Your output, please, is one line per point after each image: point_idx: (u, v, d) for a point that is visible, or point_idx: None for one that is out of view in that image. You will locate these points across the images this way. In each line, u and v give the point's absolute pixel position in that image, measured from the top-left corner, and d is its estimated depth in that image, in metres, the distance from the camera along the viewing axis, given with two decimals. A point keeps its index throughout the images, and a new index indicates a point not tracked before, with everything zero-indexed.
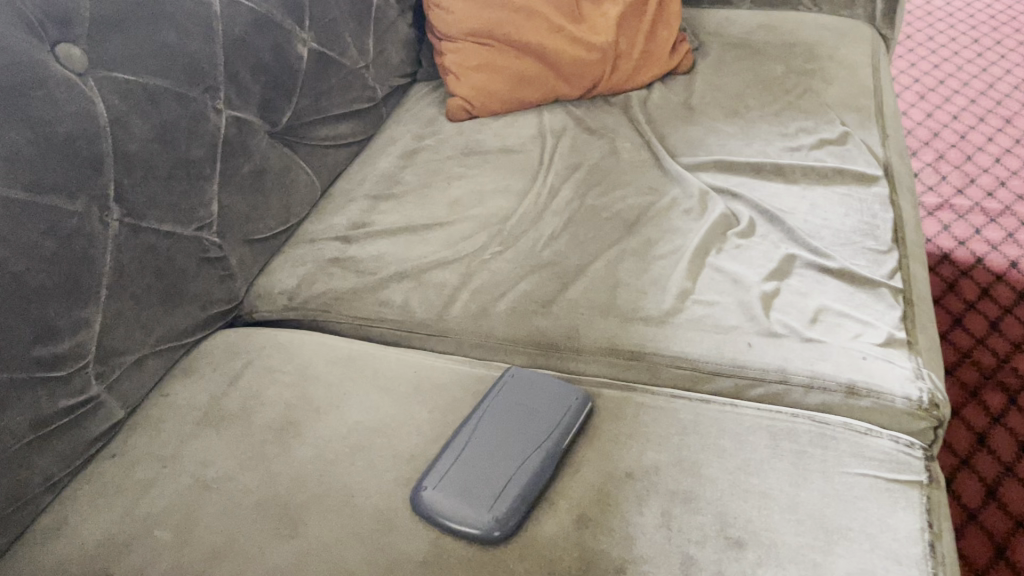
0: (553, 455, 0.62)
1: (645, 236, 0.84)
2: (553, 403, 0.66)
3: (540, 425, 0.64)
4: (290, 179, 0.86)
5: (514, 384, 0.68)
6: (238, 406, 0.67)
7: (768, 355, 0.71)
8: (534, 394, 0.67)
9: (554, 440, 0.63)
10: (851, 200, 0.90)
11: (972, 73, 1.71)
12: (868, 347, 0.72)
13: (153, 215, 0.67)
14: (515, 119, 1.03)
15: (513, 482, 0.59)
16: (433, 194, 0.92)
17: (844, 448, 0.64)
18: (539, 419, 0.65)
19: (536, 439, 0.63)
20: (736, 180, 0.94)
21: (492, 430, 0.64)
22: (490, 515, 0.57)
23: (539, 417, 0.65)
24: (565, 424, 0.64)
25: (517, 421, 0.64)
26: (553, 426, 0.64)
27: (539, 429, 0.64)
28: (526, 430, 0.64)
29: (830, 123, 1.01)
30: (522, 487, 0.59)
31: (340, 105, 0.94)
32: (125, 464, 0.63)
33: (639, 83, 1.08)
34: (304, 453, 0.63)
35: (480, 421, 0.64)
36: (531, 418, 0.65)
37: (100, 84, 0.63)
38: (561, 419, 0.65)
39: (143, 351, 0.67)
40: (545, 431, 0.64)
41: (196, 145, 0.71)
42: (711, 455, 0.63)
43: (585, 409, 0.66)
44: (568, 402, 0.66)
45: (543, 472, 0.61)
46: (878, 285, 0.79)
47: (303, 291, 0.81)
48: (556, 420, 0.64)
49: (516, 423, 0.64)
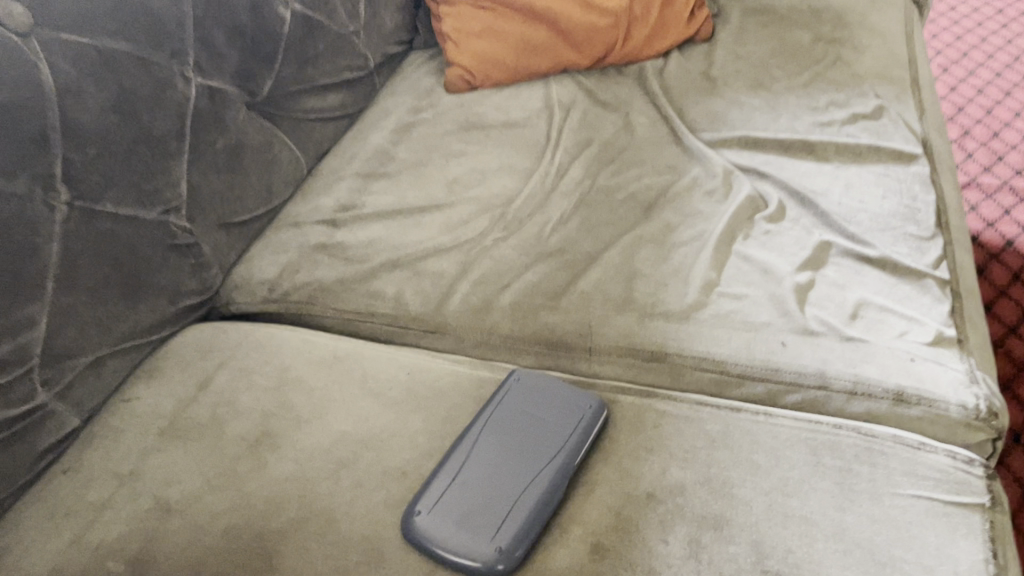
0: (565, 475, 0.54)
1: (663, 220, 0.76)
2: (565, 412, 0.59)
3: (549, 440, 0.56)
4: (271, 156, 0.78)
5: (518, 392, 0.60)
6: (209, 415, 0.60)
7: (805, 356, 0.63)
8: (542, 403, 0.59)
9: (565, 457, 0.55)
10: (889, 180, 0.82)
11: (998, 44, 1.62)
12: (916, 347, 0.65)
13: (110, 198, 0.59)
14: (519, 91, 0.95)
15: (519, 507, 0.52)
16: (430, 173, 0.83)
17: (894, 466, 0.56)
18: (548, 433, 0.57)
19: (545, 455, 0.55)
20: (762, 158, 0.86)
21: (494, 446, 0.56)
22: (493, 548, 0.50)
23: (548, 431, 0.57)
24: (579, 437, 0.57)
25: (524, 435, 0.57)
26: (564, 441, 0.56)
27: (548, 444, 0.56)
28: (533, 446, 0.56)
29: (863, 95, 0.93)
30: (528, 513, 0.52)
31: (328, 74, 0.86)
32: (77, 481, 0.56)
33: (654, 52, 0.99)
34: (281, 470, 0.56)
35: (482, 433, 0.57)
36: (539, 432, 0.57)
37: (47, 47, 0.54)
38: (572, 431, 0.57)
39: (99, 353, 0.60)
40: (556, 445, 0.56)
41: (161, 118, 0.63)
42: (744, 473, 0.56)
43: (601, 418, 0.59)
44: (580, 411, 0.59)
45: (554, 494, 0.53)
46: (924, 276, 0.71)
47: (285, 281, 0.73)
48: (567, 433, 0.57)
49: (523, 437, 0.57)
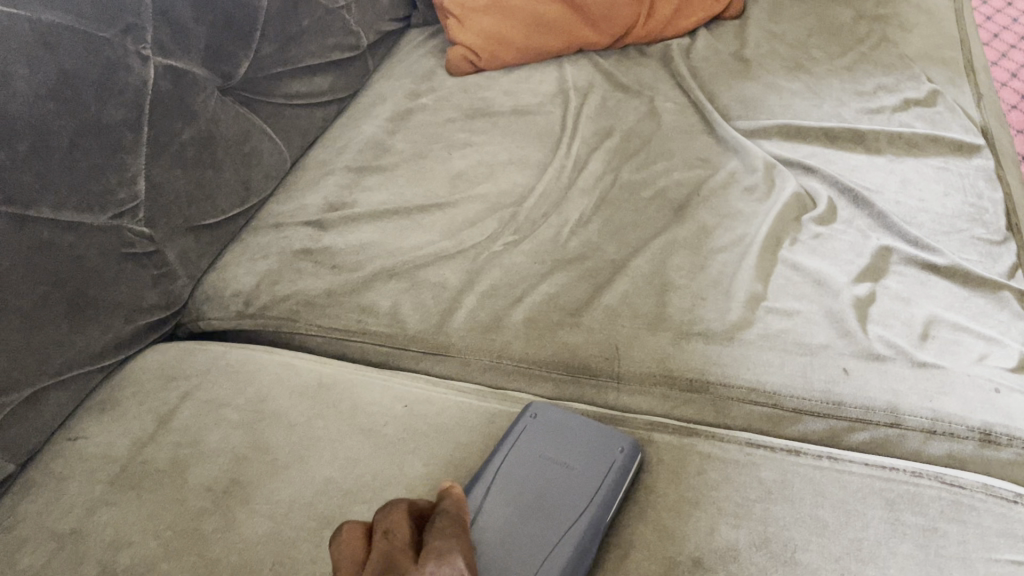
0: (596, 535, 0.45)
1: (698, 221, 0.67)
2: (592, 456, 0.49)
3: (576, 489, 0.47)
4: (248, 148, 0.68)
5: (538, 428, 0.51)
6: (168, 459, 0.51)
7: (872, 387, 0.54)
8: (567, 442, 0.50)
9: (595, 512, 0.45)
10: (950, 175, 0.72)
11: None
12: (999, 374, 0.55)
13: (48, 200, 0.49)
14: (530, 73, 0.85)
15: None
16: (431, 166, 0.74)
17: (988, 524, 0.47)
18: (574, 479, 0.48)
19: (571, 510, 0.46)
20: (805, 150, 0.76)
21: (510, 496, 0.47)
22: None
23: (574, 477, 0.48)
24: (610, 486, 0.47)
25: (543, 486, 0.47)
26: (593, 492, 0.47)
27: (573, 495, 0.47)
28: (556, 496, 0.47)
29: (914, 79, 0.83)
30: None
31: (316, 54, 0.76)
32: (8, 544, 0.47)
33: (680, 31, 0.89)
34: (253, 530, 0.47)
35: (494, 483, 0.47)
36: (563, 479, 0.48)
37: None
38: (603, 480, 0.47)
39: (38, 387, 0.50)
40: (583, 497, 0.46)
41: (113, 104, 0.53)
42: (808, 533, 0.46)
43: (635, 462, 0.49)
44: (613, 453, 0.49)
45: (583, 559, 0.43)
46: (1000, 287, 0.62)
47: (265, 293, 0.63)
48: (597, 482, 0.47)
49: (542, 489, 0.47)
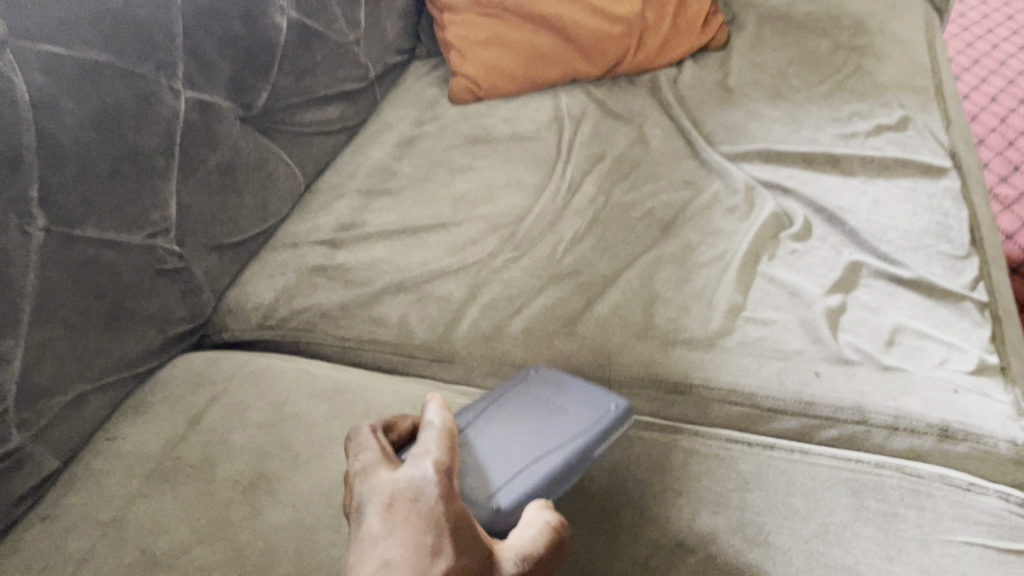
0: (566, 466, 0.48)
1: (683, 239, 0.72)
2: (587, 404, 0.52)
3: (569, 414, 0.51)
4: (267, 173, 0.74)
5: (538, 380, 0.55)
6: (199, 455, 0.55)
7: (841, 388, 0.59)
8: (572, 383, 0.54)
9: (573, 447, 0.49)
10: (918, 196, 0.77)
11: (1012, 50, 1.55)
12: (958, 377, 0.60)
13: (91, 221, 0.54)
14: (528, 102, 0.90)
15: (503, 492, 0.46)
16: (436, 189, 0.79)
17: (944, 509, 0.52)
18: (570, 407, 0.52)
19: (550, 441, 0.49)
20: (785, 172, 0.81)
21: (500, 421, 0.51)
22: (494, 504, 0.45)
23: (570, 406, 0.52)
24: (594, 428, 0.50)
25: (531, 420, 0.51)
26: (577, 430, 0.50)
27: (565, 420, 0.51)
28: (551, 419, 0.51)
29: (887, 106, 0.88)
30: (524, 491, 0.46)
31: (328, 85, 0.82)
32: (55, 531, 0.51)
33: (667, 61, 0.94)
34: (278, 517, 0.51)
35: (485, 413, 0.52)
36: (560, 407, 0.52)
37: (21, 58, 0.50)
38: (591, 423, 0.51)
39: (80, 390, 0.55)
40: (566, 432, 0.50)
41: (147, 132, 0.59)
42: (781, 517, 0.51)
43: (627, 415, 0.52)
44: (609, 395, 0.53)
45: (548, 486, 0.47)
46: (961, 298, 0.67)
47: (283, 306, 0.68)
48: (584, 424, 0.50)
49: (530, 422, 0.51)
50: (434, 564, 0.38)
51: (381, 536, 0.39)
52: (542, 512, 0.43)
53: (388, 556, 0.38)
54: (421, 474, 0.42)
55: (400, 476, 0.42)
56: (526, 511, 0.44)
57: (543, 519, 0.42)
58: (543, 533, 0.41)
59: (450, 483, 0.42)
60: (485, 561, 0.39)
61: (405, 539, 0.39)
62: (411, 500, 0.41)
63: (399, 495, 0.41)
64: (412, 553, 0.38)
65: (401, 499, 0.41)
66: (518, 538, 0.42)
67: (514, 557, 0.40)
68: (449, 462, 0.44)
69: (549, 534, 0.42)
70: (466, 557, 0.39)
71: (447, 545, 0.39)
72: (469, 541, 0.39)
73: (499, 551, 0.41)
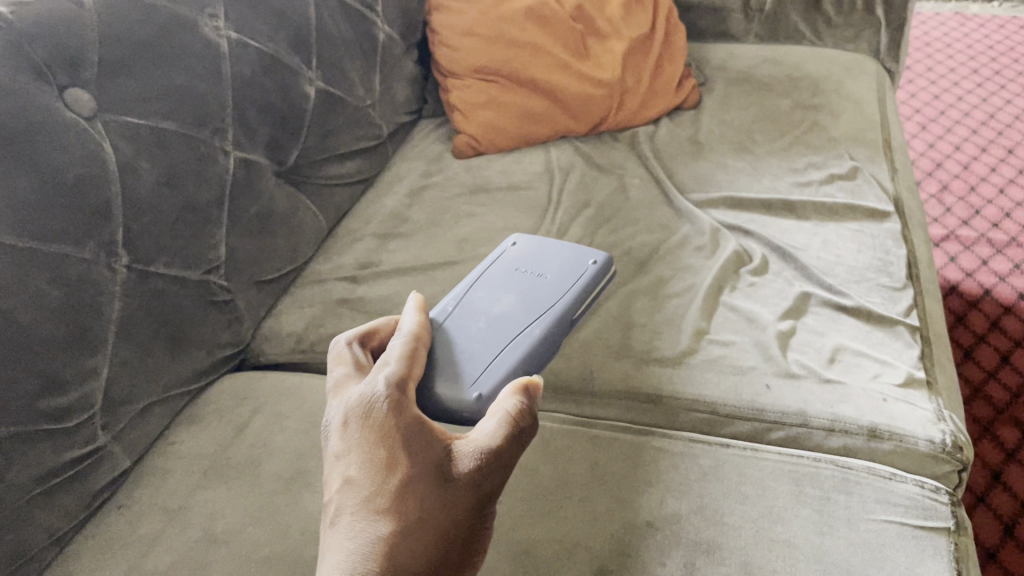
0: (565, 313, 0.68)
1: (656, 274, 0.84)
2: (562, 273, 0.72)
3: (552, 290, 0.70)
4: (297, 219, 0.87)
5: (513, 260, 0.74)
6: (246, 456, 0.67)
7: (787, 397, 0.70)
8: (550, 262, 0.74)
9: (568, 302, 0.69)
10: (864, 236, 0.86)
11: (972, 103, 1.68)
12: (888, 388, 0.70)
13: (161, 261, 0.68)
14: (522, 156, 1.02)
15: (525, 333, 0.65)
16: (442, 232, 0.90)
17: (868, 494, 0.62)
18: (552, 284, 0.71)
19: (549, 299, 0.69)
20: (746, 217, 0.92)
21: (496, 293, 0.70)
22: (474, 394, 0.59)
23: (552, 283, 0.71)
24: (576, 288, 0.71)
25: (523, 289, 0.70)
26: (564, 291, 0.70)
27: (550, 293, 0.69)
28: (537, 296, 0.69)
29: (839, 157, 0.98)
30: (545, 328, 0.66)
31: (347, 143, 0.95)
32: (130, 517, 0.63)
33: (646, 118, 1.07)
34: (315, 503, 0.62)
35: (482, 288, 0.70)
36: (544, 284, 0.71)
37: (109, 127, 0.64)
38: (571, 285, 0.71)
39: (148, 401, 0.68)
40: (556, 293, 0.69)
41: (204, 189, 0.73)
42: (733, 501, 0.62)
43: (596, 276, 0.73)
44: (589, 262, 0.74)
45: (555, 326, 0.66)
46: (896, 323, 0.76)
47: (312, 333, 0.80)
48: (566, 286, 0.71)
49: (522, 290, 0.70)
50: (387, 476, 0.44)
51: (343, 455, 0.46)
52: (509, 401, 0.49)
53: (351, 473, 0.45)
54: (371, 390, 0.48)
55: (354, 394, 0.48)
56: (495, 400, 0.50)
57: (504, 410, 0.49)
58: (499, 426, 0.47)
59: (401, 392, 0.48)
60: (440, 462, 0.45)
61: (361, 457, 0.45)
62: (364, 416, 0.47)
63: (352, 413, 0.47)
64: (368, 470, 0.45)
65: (354, 417, 0.47)
66: (480, 432, 0.47)
67: (470, 452, 0.46)
68: (405, 372, 0.50)
69: (505, 427, 0.47)
70: (417, 464, 0.45)
71: (399, 456, 0.45)
72: (420, 448, 0.45)
73: (458, 446, 0.47)
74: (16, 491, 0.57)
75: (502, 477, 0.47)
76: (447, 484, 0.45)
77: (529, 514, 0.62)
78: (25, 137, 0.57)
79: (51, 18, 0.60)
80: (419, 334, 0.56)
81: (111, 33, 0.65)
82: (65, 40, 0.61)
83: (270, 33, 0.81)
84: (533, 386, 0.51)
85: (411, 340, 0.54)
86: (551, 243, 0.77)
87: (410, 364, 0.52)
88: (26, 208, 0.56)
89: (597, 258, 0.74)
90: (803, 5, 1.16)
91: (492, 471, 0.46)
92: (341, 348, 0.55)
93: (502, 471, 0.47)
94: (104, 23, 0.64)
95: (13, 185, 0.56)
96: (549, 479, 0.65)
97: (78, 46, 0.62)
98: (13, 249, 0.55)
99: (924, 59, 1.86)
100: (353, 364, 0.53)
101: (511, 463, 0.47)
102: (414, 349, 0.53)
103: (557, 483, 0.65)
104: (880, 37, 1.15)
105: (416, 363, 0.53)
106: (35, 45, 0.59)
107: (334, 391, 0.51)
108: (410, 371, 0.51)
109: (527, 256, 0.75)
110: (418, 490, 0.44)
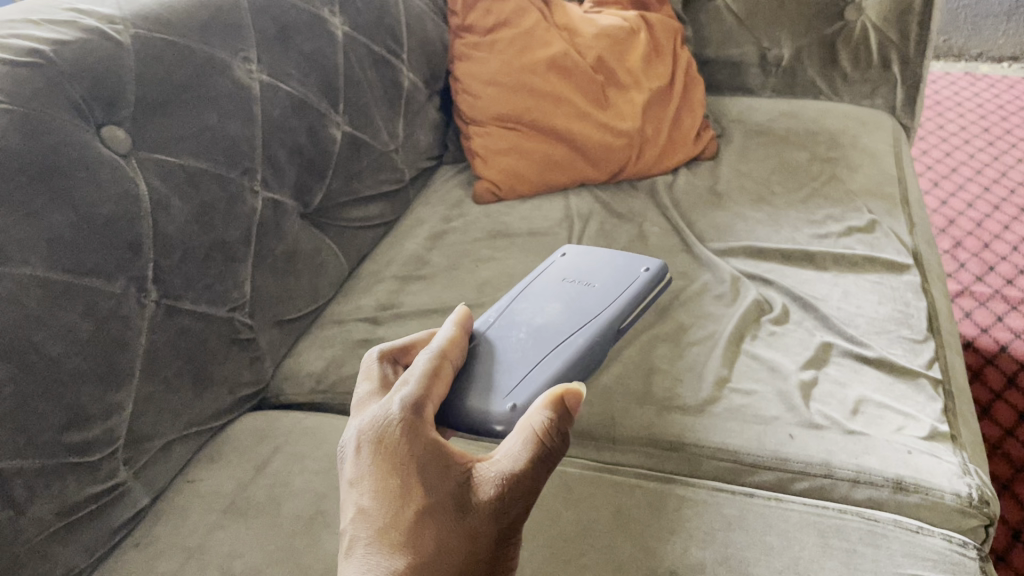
0: (610, 323, 0.68)
1: (677, 321, 0.84)
2: (612, 285, 0.73)
3: (598, 301, 0.70)
4: (320, 260, 0.88)
5: (552, 273, 0.76)
6: (266, 495, 0.67)
7: (811, 447, 0.69)
8: (599, 276, 0.74)
9: (615, 314, 0.69)
10: (884, 288, 0.85)
11: (984, 161, 1.69)
12: (912, 441, 0.68)
13: (187, 297, 0.70)
14: (542, 203, 1.03)
15: (569, 341, 0.65)
16: (463, 275, 0.91)
17: (896, 547, 0.61)
18: (599, 295, 0.71)
19: (594, 311, 0.69)
20: (766, 266, 0.91)
21: (536, 304, 0.70)
22: (508, 405, 0.58)
23: (599, 294, 0.71)
24: (626, 301, 0.71)
25: (567, 299, 0.71)
26: (611, 302, 0.70)
27: (595, 304, 0.70)
28: (582, 307, 0.69)
29: (857, 210, 0.97)
30: (590, 336, 0.65)
31: (371, 187, 0.97)
32: (149, 553, 0.64)
33: (665, 168, 1.07)
34: (334, 544, 0.61)
35: (525, 300, 0.71)
36: (591, 294, 0.71)
37: (143, 165, 0.65)
38: (619, 295, 0.71)
39: (169, 437, 0.69)
40: (603, 305, 0.70)
41: (232, 227, 0.74)
42: (758, 552, 0.61)
43: (649, 285, 0.73)
44: (639, 273, 0.74)
45: (602, 335, 0.66)
46: (918, 375, 0.74)
47: (331, 373, 0.80)
48: (614, 297, 0.71)
49: (566, 301, 0.70)
50: (401, 507, 0.45)
51: (357, 484, 0.47)
52: (538, 415, 0.47)
53: (364, 503, 0.46)
54: (386, 413, 0.48)
55: (369, 417, 0.48)
56: (527, 412, 0.48)
57: (530, 428, 0.47)
58: (523, 447, 0.46)
59: (417, 416, 0.48)
60: (457, 490, 0.45)
61: (374, 486, 0.46)
62: (376, 440, 0.47)
63: (365, 438, 0.47)
64: (381, 501, 0.45)
65: (367, 442, 0.47)
66: (505, 453, 0.46)
67: (491, 478, 0.45)
68: (424, 393, 0.50)
69: (530, 449, 0.46)
70: (432, 494, 0.45)
71: (413, 486, 0.45)
72: (435, 477, 0.45)
73: (479, 471, 0.46)
74: (37, 523, 0.57)
75: (529, 500, 0.46)
76: (465, 514, 0.45)
77: (552, 562, 0.62)
78: (61, 172, 0.58)
79: (90, 59, 0.62)
80: (446, 350, 0.55)
81: (149, 74, 0.66)
82: (104, 81, 0.63)
83: (300, 77, 0.83)
84: (570, 395, 0.48)
85: (436, 356, 0.54)
86: (602, 256, 0.78)
87: (431, 381, 0.52)
88: (57, 243, 0.57)
89: (647, 268, 0.75)
90: (820, 60, 1.18)
91: (516, 497, 0.45)
92: (371, 363, 0.56)
93: (528, 496, 0.45)
94: (141, 64, 0.66)
95: (48, 219, 0.57)
96: (571, 526, 0.65)
97: (117, 86, 0.64)
98: (48, 281, 0.57)
99: (935, 117, 1.88)
100: (380, 381, 0.54)
101: (538, 486, 0.46)
102: (438, 365, 0.53)
103: (579, 530, 0.64)
104: (896, 93, 1.16)
105: (439, 381, 0.52)
106: (74, 83, 0.61)
107: (357, 410, 0.52)
108: (429, 390, 0.51)
109: (575, 271, 0.76)
110: (433, 522, 0.44)
